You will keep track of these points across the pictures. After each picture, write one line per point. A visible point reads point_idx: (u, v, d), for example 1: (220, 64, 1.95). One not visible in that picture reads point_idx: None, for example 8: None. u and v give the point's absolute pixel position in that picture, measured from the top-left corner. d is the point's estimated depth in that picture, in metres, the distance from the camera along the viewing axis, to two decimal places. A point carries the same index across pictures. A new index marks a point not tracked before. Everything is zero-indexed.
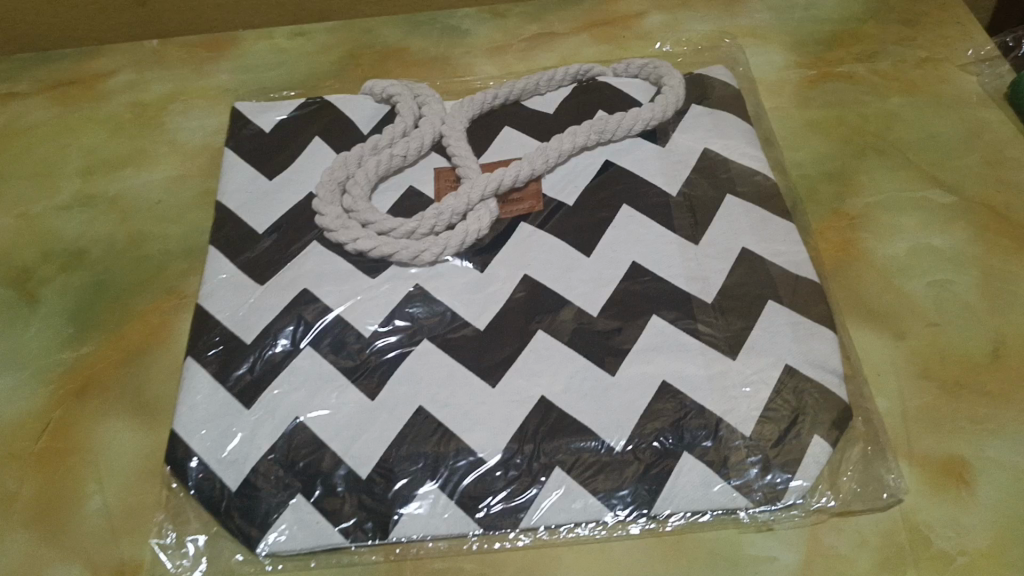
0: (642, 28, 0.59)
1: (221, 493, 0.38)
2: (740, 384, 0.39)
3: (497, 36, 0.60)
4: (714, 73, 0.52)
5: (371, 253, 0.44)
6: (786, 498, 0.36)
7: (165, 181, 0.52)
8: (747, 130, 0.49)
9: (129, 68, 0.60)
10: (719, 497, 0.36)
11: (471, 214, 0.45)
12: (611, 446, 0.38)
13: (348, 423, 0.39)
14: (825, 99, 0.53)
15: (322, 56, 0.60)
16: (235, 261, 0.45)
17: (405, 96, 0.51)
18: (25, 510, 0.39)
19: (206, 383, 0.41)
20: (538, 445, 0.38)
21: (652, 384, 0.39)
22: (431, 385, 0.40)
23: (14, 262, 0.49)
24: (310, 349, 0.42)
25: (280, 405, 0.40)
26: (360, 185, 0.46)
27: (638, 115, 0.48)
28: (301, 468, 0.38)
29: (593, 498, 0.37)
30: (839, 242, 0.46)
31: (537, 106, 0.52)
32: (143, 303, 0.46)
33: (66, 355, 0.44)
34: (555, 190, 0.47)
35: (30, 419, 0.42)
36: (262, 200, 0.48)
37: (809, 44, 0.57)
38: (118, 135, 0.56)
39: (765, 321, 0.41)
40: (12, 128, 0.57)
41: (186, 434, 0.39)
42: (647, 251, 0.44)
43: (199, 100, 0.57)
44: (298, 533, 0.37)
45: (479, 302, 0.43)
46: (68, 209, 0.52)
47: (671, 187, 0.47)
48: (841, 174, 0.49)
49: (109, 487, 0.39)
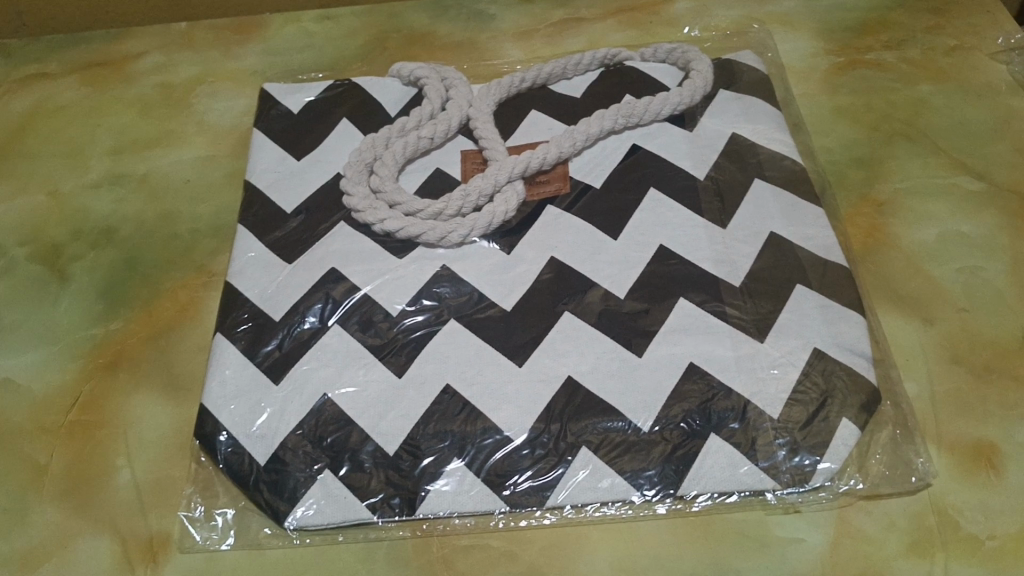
0: (669, 13, 0.59)
1: (249, 468, 0.38)
2: (768, 366, 0.39)
3: (524, 21, 0.60)
4: (744, 58, 0.52)
5: (398, 234, 0.44)
6: (813, 481, 0.36)
7: (193, 162, 0.53)
8: (776, 115, 0.49)
9: (157, 51, 0.60)
10: (746, 478, 0.36)
11: (498, 196, 0.45)
12: (638, 426, 0.38)
13: (376, 400, 0.39)
14: (854, 86, 0.53)
15: (349, 40, 0.60)
16: (264, 240, 0.46)
17: (432, 79, 0.51)
18: (56, 482, 0.39)
19: (235, 358, 0.41)
20: (565, 424, 0.38)
21: (680, 365, 0.39)
22: (458, 363, 0.40)
23: (45, 239, 0.49)
24: (337, 327, 0.42)
25: (308, 381, 0.40)
26: (387, 166, 0.47)
27: (666, 99, 0.48)
28: (329, 444, 0.38)
29: (620, 477, 0.37)
30: (868, 227, 0.46)
31: (564, 90, 0.52)
32: (172, 280, 0.47)
33: (95, 330, 0.45)
34: (582, 173, 0.47)
35: (60, 393, 0.42)
36: (290, 180, 0.48)
37: (838, 31, 0.56)
38: (147, 115, 0.56)
39: (794, 304, 0.40)
40: (42, 108, 0.57)
41: (215, 409, 0.40)
42: (674, 234, 0.44)
43: (227, 82, 0.58)
44: (325, 507, 0.37)
45: (506, 282, 0.43)
46: (97, 187, 0.52)
47: (699, 171, 0.46)
48: (870, 160, 0.49)
49: (139, 461, 0.40)
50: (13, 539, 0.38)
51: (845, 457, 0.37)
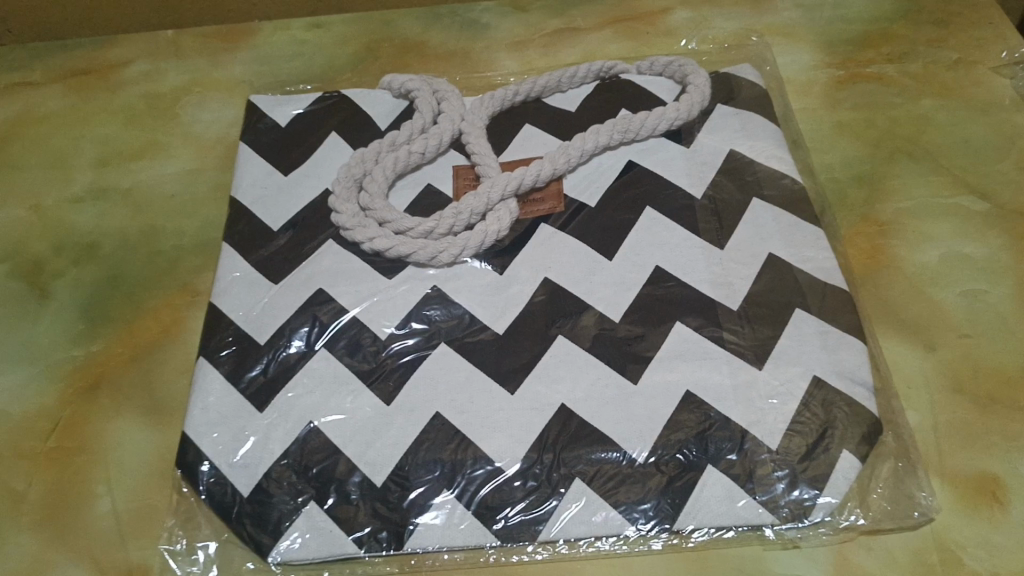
0: (667, 24, 0.57)
1: (233, 499, 0.37)
2: (766, 395, 0.38)
3: (519, 30, 0.58)
4: (743, 72, 0.51)
5: (388, 253, 0.43)
6: (813, 515, 0.35)
7: (179, 175, 0.51)
8: (775, 132, 0.48)
9: (144, 58, 0.59)
10: (744, 512, 0.35)
11: (490, 214, 0.44)
12: (633, 457, 0.37)
13: (363, 428, 0.38)
14: (854, 101, 0.52)
15: (340, 49, 0.59)
16: (249, 259, 0.44)
17: (424, 92, 0.50)
18: (33, 511, 0.38)
19: (218, 383, 0.40)
20: (558, 454, 0.37)
21: (676, 393, 0.38)
22: (448, 390, 0.39)
23: (25, 255, 0.48)
24: (324, 351, 0.41)
25: (294, 408, 0.39)
26: (377, 183, 0.45)
27: (663, 115, 0.47)
28: (315, 474, 0.37)
29: (614, 511, 0.36)
30: (869, 249, 0.45)
31: (559, 103, 0.51)
32: (155, 299, 0.45)
33: (76, 351, 0.44)
34: (576, 190, 0.46)
35: (38, 417, 0.41)
36: (277, 196, 0.47)
37: (839, 44, 0.55)
38: (132, 126, 0.55)
39: (793, 330, 0.39)
40: (25, 118, 0.56)
41: (198, 436, 0.38)
42: (671, 256, 0.43)
43: (214, 92, 0.56)
44: (310, 541, 0.36)
45: (499, 305, 0.42)
46: (81, 200, 0.51)
47: (696, 189, 0.45)
48: (870, 178, 0.48)
49: (119, 489, 0.39)
50: None
51: (846, 491, 0.36)
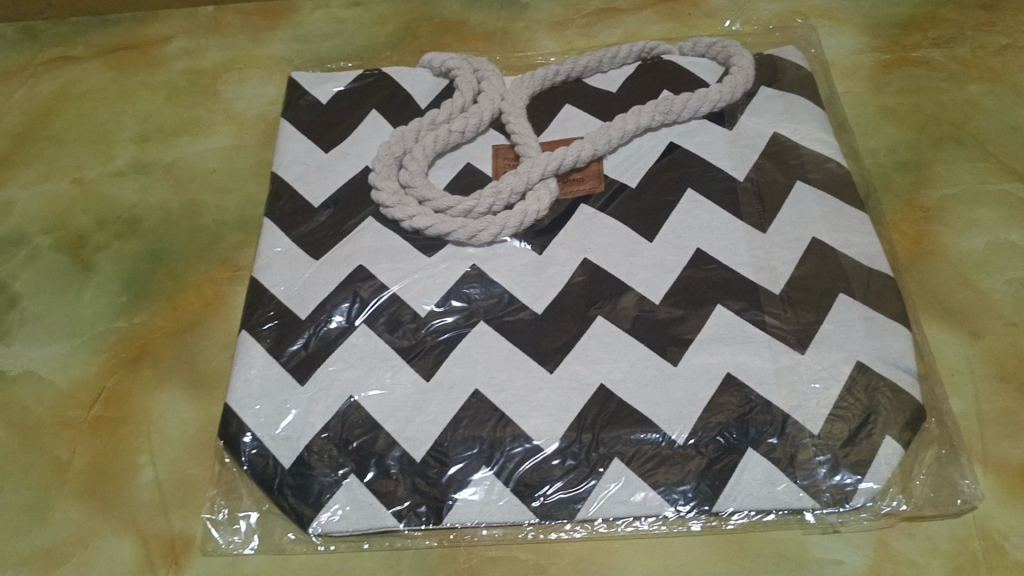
0: (709, 5, 0.57)
1: (274, 470, 0.37)
2: (809, 379, 0.37)
3: (559, 10, 0.58)
4: (787, 55, 0.50)
5: (428, 231, 0.43)
6: (854, 500, 0.35)
7: (220, 151, 0.52)
8: (820, 115, 0.47)
9: (184, 34, 0.59)
10: (784, 496, 0.35)
11: (530, 194, 0.44)
12: (672, 439, 0.37)
13: (403, 404, 0.38)
14: (900, 86, 0.51)
15: (379, 27, 0.59)
16: (291, 234, 0.45)
17: (464, 71, 0.49)
18: (78, 479, 0.39)
19: (260, 357, 0.40)
20: (597, 434, 0.37)
21: (716, 376, 0.38)
22: (488, 368, 0.39)
23: (69, 228, 0.49)
24: (365, 327, 0.41)
25: (334, 383, 0.39)
26: (417, 161, 0.45)
27: (705, 96, 0.46)
28: (355, 448, 0.38)
29: (653, 491, 0.36)
30: (913, 234, 0.44)
31: (600, 84, 0.50)
32: (197, 273, 0.46)
33: (119, 323, 0.44)
34: (617, 171, 0.46)
35: (82, 387, 0.42)
36: (318, 173, 0.47)
37: (884, 27, 0.55)
38: (174, 102, 0.55)
39: (837, 315, 0.39)
40: (68, 93, 0.56)
41: (240, 409, 0.39)
42: (713, 239, 0.42)
43: (255, 69, 0.57)
44: (349, 514, 0.36)
45: (538, 284, 0.42)
46: (123, 175, 0.51)
47: (739, 172, 0.45)
48: (915, 164, 0.47)
49: (162, 460, 0.39)
50: (34, 536, 0.37)
51: (887, 476, 0.35)
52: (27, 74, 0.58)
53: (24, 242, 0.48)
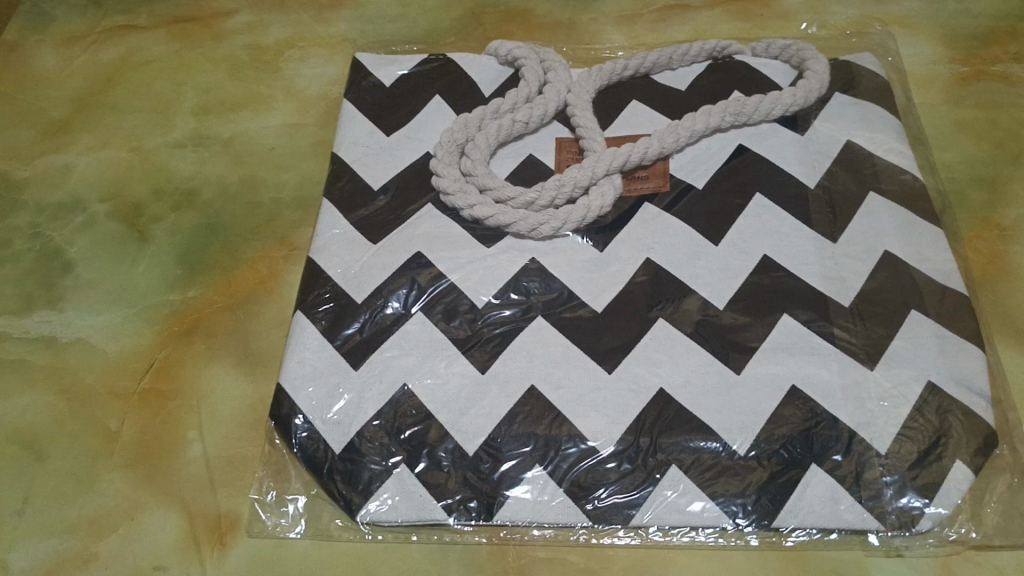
0: (782, 7, 0.55)
1: (324, 454, 0.37)
2: (877, 397, 0.36)
3: (627, 4, 0.57)
4: (863, 61, 0.49)
5: (487, 221, 0.42)
6: (920, 525, 0.34)
7: (280, 128, 0.51)
8: (896, 125, 0.46)
9: (247, 9, 0.59)
10: (847, 516, 0.34)
11: (594, 189, 0.43)
12: (733, 449, 0.36)
13: (457, 395, 0.38)
14: (977, 100, 0.49)
15: (444, 12, 0.58)
16: (349, 217, 0.44)
17: (531, 60, 0.48)
18: (124, 450, 0.38)
19: (314, 340, 0.40)
20: (655, 439, 0.36)
21: (780, 387, 0.37)
22: (545, 364, 0.38)
23: (126, 196, 0.48)
24: (420, 314, 0.40)
25: (387, 370, 0.38)
26: (479, 149, 0.44)
27: (778, 99, 0.45)
28: (407, 437, 0.37)
29: (711, 502, 0.35)
30: (989, 253, 0.43)
31: (668, 82, 0.49)
32: (253, 250, 0.45)
33: (172, 295, 0.44)
34: (683, 170, 0.45)
35: (133, 357, 0.41)
36: (378, 156, 0.46)
37: (963, 39, 0.53)
38: (235, 77, 0.55)
39: (908, 332, 0.38)
40: (129, 62, 0.56)
41: (292, 390, 0.38)
42: (781, 245, 0.41)
43: (317, 47, 0.56)
44: (399, 504, 0.36)
45: (598, 282, 0.41)
46: (182, 147, 0.51)
47: (810, 178, 0.44)
48: (992, 181, 0.46)
49: (210, 436, 0.39)
50: (79, 505, 0.37)
51: (956, 502, 0.34)
52: (89, 40, 0.57)
53: (80, 208, 0.48)
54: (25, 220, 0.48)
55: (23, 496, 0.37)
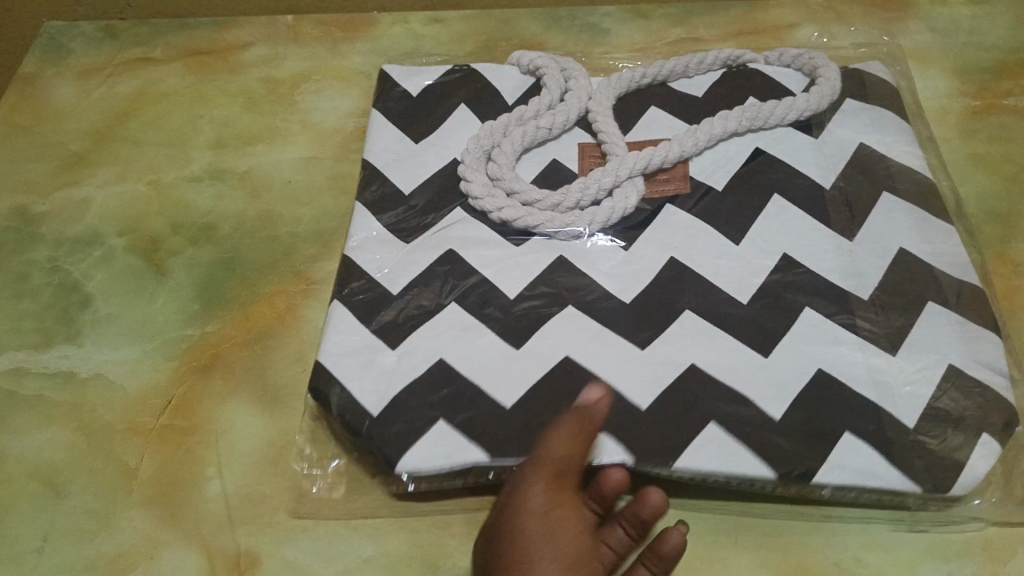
0: (794, 41, 0.56)
1: (361, 417, 0.37)
2: (903, 382, 0.37)
3: (639, 38, 0.58)
4: (872, 69, 0.49)
5: (515, 222, 0.42)
6: (952, 491, 0.35)
7: (296, 162, 0.52)
8: (907, 130, 0.46)
9: (262, 42, 0.59)
10: (886, 477, 0.34)
11: (617, 191, 0.43)
12: (769, 416, 0.36)
13: (489, 364, 0.38)
14: (991, 133, 0.50)
15: (458, 46, 0.58)
16: (382, 219, 0.44)
17: (551, 69, 0.48)
18: (144, 488, 0.38)
19: (348, 322, 0.40)
20: (691, 402, 0.36)
21: (807, 368, 0.37)
22: (575, 341, 0.38)
23: (144, 231, 0.49)
24: (455, 305, 0.40)
25: (419, 349, 0.39)
26: (506, 154, 0.45)
27: (792, 104, 0.45)
28: (445, 399, 0.37)
29: (752, 455, 0.35)
30: (1004, 289, 0.43)
31: (686, 89, 0.49)
32: (270, 284, 0.46)
33: (190, 331, 0.44)
34: (702, 174, 0.44)
35: (152, 394, 0.42)
36: (409, 162, 0.46)
37: (974, 72, 0.53)
38: (251, 109, 0.55)
39: (928, 321, 0.38)
40: (146, 94, 0.57)
41: (331, 363, 0.39)
42: (800, 244, 0.41)
43: (333, 80, 0.57)
44: (436, 452, 0.36)
45: (625, 274, 0.41)
46: (198, 181, 0.51)
47: (825, 178, 0.43)
48: (1008, 216, 0.46)
49: (229, 473, 0.39)
50: (99, 543, 0.37)
51: (983, 475, 0.35)
52: (106, 74, 0.58)
53: (98, 242, 0.48)
54: (43, 254, 0.48)
55: (43, 534, 0.37)
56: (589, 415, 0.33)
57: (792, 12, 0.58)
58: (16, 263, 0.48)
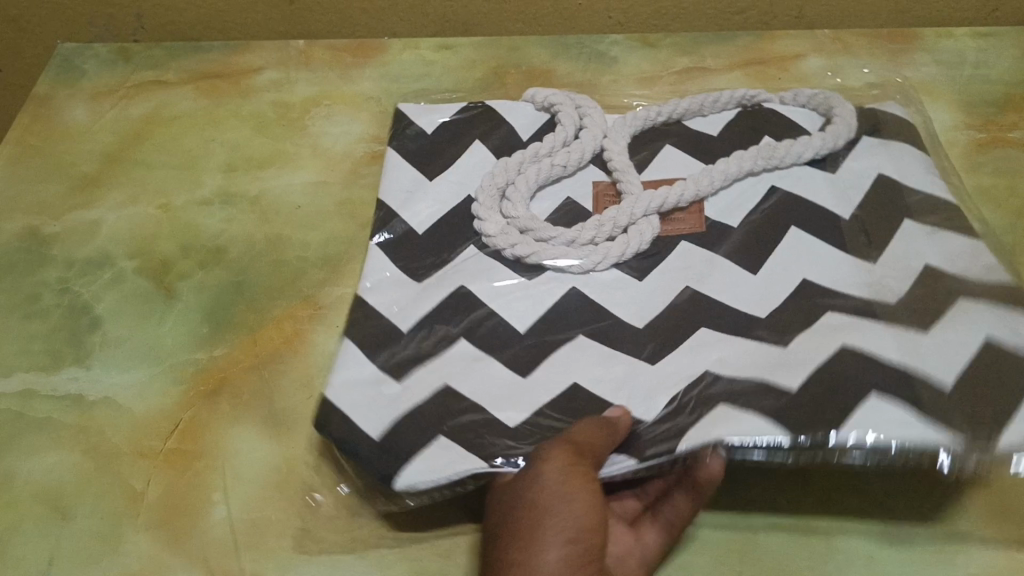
0: (801, 71, 0.57)
1: (362, 439, 0.37)
2: (931, 352, 0.36)
3: (647, 67, 0.58)
4: (890, 108, 0.49)
5: (529, 258, 0.43)
6: (997, 447, 0.33)
7: (306, 187, 0.52)
8: (925, 158, 0.46)
9: (274, 66, 0.60)
10: (914, 431, 0.33)
11: (632, 228, 0.43)
12: (784, 386, 0.36)
13: (500, 393, 0.38)
14: (997, 166, 0.50)
15: (467, 73, 0.59)
16: (395, 259, 0.44)
17: (566, 107, 0.49)
18: (150, 512, 0.39)
19: (353, 355, 0.40)
20: (702, 394, 0.37)
21: (829, 347, 0.37)
22: (586, 370, 0.39)
23: (154, 253, 0.49)
24: (463, 340, 0.40)
25: (425, 380, 0.39)
26: (520, 192, 0.45)
27: (807, 143, 0.45)
28: (448, 416, 0.37)
29: (764, 420, 0.34)
30: None
31: (701, 127, 0.49)
32: (278, 309, 0.46)
33: (199, 354, 0.44)
34: (718, 214, 0.44)
35: (159, 418, 0.42)
36: (422, 199, 0.47)
37: (980, 105, 0.54)
38: (262, 133, 0.56)
39: (959, 314, 0.37)
40: (158, 116, 0.57)
41: (336, 396, 0.39)
42: (820, 269, 0.41)
43: (344, 106, 0.57)
44: (436, 467, 0.36)
45: (641, 305, 0.41)
46: (209, 204, 0.52)
47: (841, 210, 0.44)
48: (1014, 248, 0.46)
49: (235, 497, 0.39)
50: (104, 568, 0.37)
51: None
52: (119, 96, 0.59)
53: (108, 264, 0.49)
54: (54, 276, 0.48)
55: (48, 558, 0.37)
56: (613, 425, 0.35)
57: (799, 42, 0.59)
58: (27, 284, 0.48)
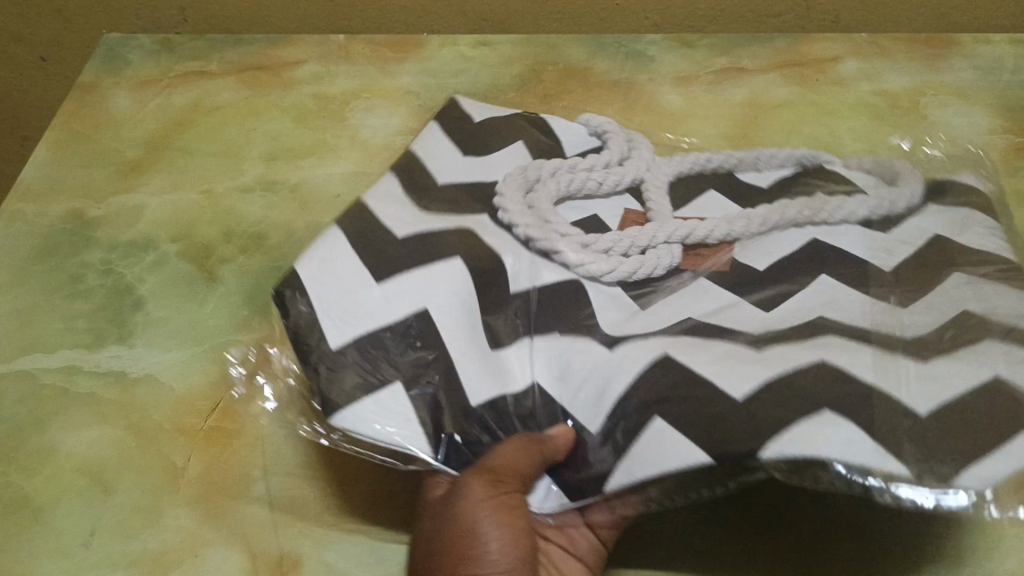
0: (838, 74, 0.57)
1: (316, 342, 0.37)
2: (912, 382, 0.33)
3: (684, 66, 0.58)
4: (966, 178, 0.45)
5: (538, 244, 0.42)
6: (954, 483, 0.30)
7: (344, 177, 0.53)
8: (994, 225, 0.42)
9: (314, 59, 0.61)
10: (854, 455, 0.30)
11: (650, 251, 0.42)
12: (733, 395, 0.33)
13: (470, 349, 0.37)
14: None
15: (505, 68, 0.59)
16: (408, 190, 0.44)
17: (618, 136, 0.49)
18: (190, 488, 0.39)
19: (346, 256, 0.40)
20: (649, 406, 0.34)
21: (807, 358, 0.34)
22: (574, 354, 0.37)
23: (196, 238, 0.50)
24: (457, 263, 0.39)
25: (405, 295, 0.38)
26: (547, 189, 0.45)
27: (864, 201, 0.43)
28: (412, 360, 0.37)
29: (690, 442, 0.32)
30: None
31: (752, 180, 0.48)
32: None
33: (240, 336, 0.45)
34: (745, 257, 0.42)
35: (201, 396, 0.43)
36: (453, 163, 0.46)
37: (1018, 110, 0.54)
38: (302, 123, 0.57)
39: (976, 353, 0.34)
40: (200, 105, 0.58)
41: (308, 279, 0.39)
42: (839, 310, 0.38)
43: (383, 99, 0.58)
44: (379, 415, 0.35)
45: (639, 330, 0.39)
46: (250, 191, 0.53)
47: (881, 265, 0.40)
48: None
49: (275, 475, 0.40)
50: (145, 539, 0.38)
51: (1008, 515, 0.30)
52: (163, 85, 0.60)
53: (151, 247, 0.50)
54: (99, 257, 0.49)
55: (90, 529, 0.38)
56: (544, 443, 0.35)
57: (836, 45, 0.59)
58: (72, 265, 0.49)
